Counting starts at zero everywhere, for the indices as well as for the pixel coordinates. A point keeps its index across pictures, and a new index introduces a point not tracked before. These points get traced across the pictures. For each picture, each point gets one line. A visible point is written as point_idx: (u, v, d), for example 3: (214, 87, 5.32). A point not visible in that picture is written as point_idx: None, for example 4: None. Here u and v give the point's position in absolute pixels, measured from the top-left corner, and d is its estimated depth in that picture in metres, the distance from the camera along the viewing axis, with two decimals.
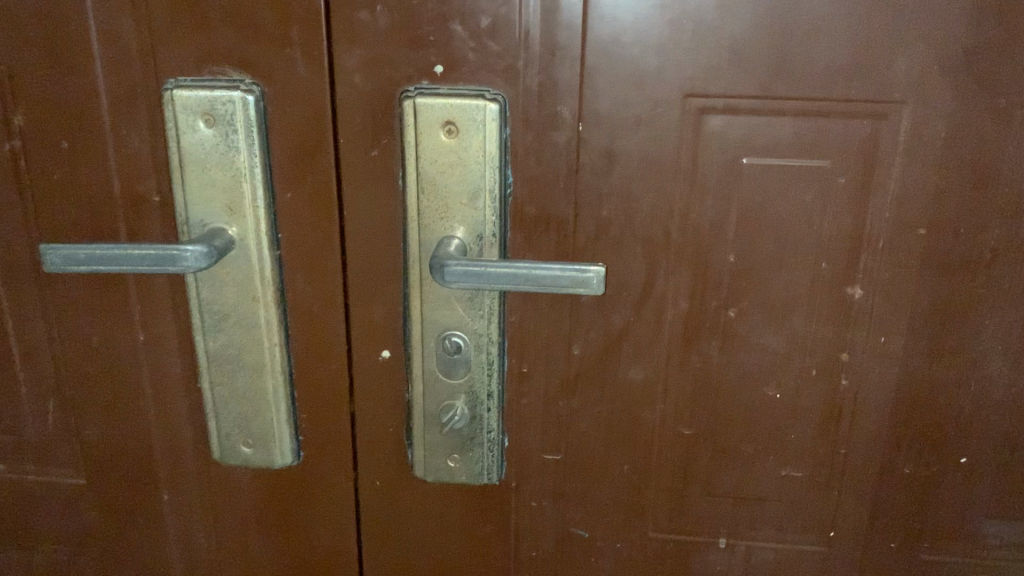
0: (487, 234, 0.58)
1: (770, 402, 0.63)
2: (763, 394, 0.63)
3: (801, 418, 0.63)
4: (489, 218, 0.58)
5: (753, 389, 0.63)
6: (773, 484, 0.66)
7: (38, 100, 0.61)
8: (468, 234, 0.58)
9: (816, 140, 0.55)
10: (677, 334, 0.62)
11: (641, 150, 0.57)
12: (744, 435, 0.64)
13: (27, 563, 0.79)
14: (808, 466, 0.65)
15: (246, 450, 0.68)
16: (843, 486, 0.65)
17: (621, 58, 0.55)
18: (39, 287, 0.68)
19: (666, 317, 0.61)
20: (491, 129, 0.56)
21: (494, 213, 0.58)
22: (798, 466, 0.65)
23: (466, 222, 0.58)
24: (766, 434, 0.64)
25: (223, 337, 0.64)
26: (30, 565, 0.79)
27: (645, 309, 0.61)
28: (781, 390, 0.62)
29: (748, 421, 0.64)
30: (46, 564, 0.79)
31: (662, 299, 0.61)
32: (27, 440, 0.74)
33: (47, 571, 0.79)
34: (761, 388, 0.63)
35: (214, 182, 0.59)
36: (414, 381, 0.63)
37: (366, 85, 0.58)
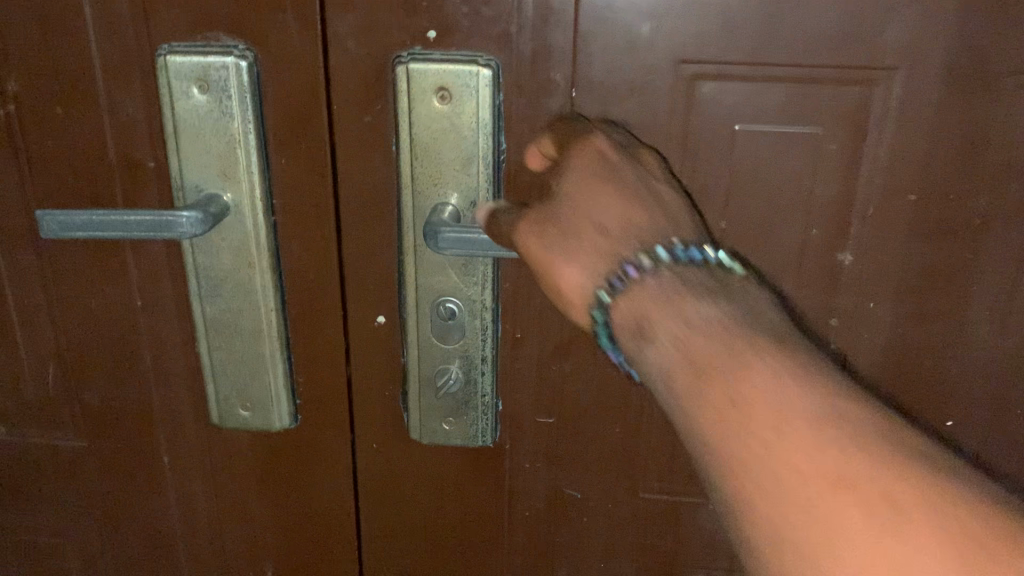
0: (480, 201, 0.59)
1: None
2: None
3: None
4: (482, 186, 0.58)
5: None
6: None
7: (31, 66, 0.61)
8: (462, 200, 0.59)
9: (808, 106, 0.56)
10: None
11: (634, 116, 0.57)
12: None
13: (29, 525, 0.80)
14: None
15: (244, 413, 0.69)
16: None
17: (614, 24, 0.55)
18: (35, 249, 0.68)
19: None
20: (484, 96, 0.56)
21: (487, 180, 0.58)
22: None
23: (460, 190, 0.58)
24: None
25: (220, 302, 0.64)
26: (32, 527, 0.80)
27: None
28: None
29: None
30: (48, 525, 0.80)
31: None
32: (29, 403, 0.74)
33: (49, 531, 0.80)
34: None
35: (208, 148, 0.59)
36: (409, 346, 0.64)
37: (360, 52, 0.58)
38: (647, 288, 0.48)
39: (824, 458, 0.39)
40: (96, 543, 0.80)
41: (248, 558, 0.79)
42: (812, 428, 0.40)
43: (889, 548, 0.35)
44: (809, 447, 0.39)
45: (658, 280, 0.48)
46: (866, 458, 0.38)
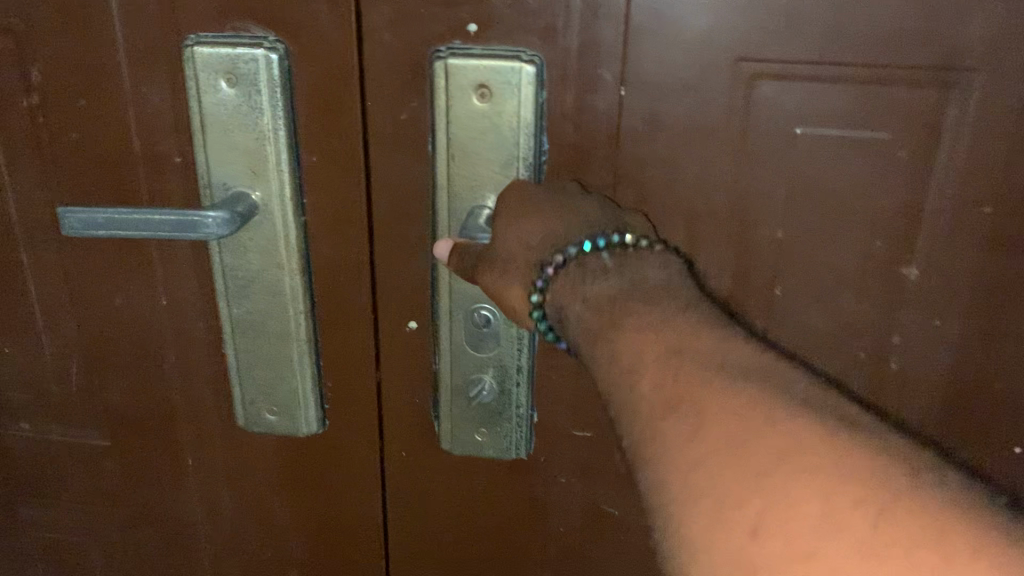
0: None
1: None
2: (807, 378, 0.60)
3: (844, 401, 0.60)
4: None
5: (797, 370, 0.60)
6: None
7: (55, 55, 0.58)
8: None
9: (876, 110, 0.51)
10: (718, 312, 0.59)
11: (686, 117, 0.53)
12: None
13: (52, 523, 0.78)
14: None
15: (271, 417, 0.66)
16: None
17: (667, 18, 0.51)
18: (59, 243, 0.66)
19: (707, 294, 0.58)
20: (526, 94, 0.53)
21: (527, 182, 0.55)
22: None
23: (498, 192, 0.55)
24: None
25: (247, 303, 0.62)
26: (55, 525, 0.78)
27: None
28: (826, 373, 0.59)
29: None
30: (72, 523, 0.78)
31: (703, 276, 0.58)
32: (52, 400, 0.72)
33: (73, 530, 0.79)
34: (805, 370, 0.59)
35: (238, 145, 0.57)
36: (441, 353, 0.61)
37: (396, 45, 0.55)
38: (563, 279, 0.50)
39: (668, 396, 0.41)
40: (118, 544, 0.78)
41: (272, 565, 0.76)
42: (662, 377, 0.42)
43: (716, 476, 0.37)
44: (662, 391, 0.41)
45: (570, 271, 0.50)
46: (691, 386, 0.41)
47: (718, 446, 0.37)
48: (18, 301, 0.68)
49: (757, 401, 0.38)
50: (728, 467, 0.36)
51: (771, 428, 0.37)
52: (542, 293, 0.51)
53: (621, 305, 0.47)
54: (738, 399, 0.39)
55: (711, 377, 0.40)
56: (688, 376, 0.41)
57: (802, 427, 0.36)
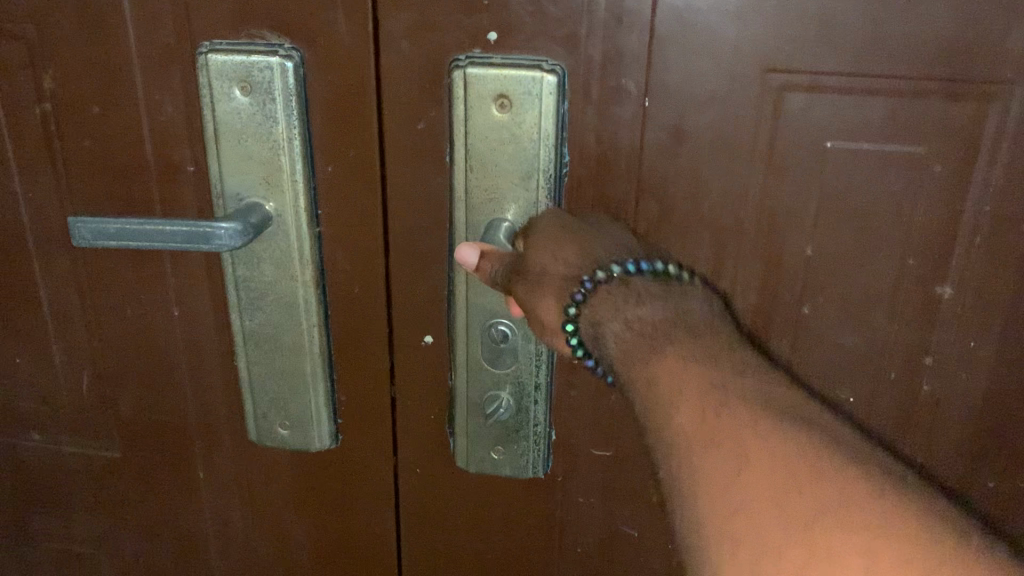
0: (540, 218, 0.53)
1: (842, 406, 0.58)
2: (837, 399, 0.58)
3: (874, 423, 0.58)
4: (543, 202, 0.53)
5: (825, 391, 0.58)
6: None
7: (68, 62, 0.57)
8: (519, 215, 0.53)
9: (910, 123, 0.49)
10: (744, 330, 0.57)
11: (712, 129, 0.51)
12: None
13: (64, 534, 0.77)
14: None
15: (283, 432, 0.65)
16: None
17: (694, 28, 0.49)
18: (71, 253, 0.64)
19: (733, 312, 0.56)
20: (547, 105, 0.51)
21: (548, 196, 0.53)
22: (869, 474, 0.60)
23: (517, 205, 0.53)
24: None
25: (260, 315, 0.60)
26: (67, 536, 0.77)
27: None
28: (855, 394, 0.57)
29: None
30: (83, 535, 0.77)
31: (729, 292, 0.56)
32: (64, 411, 0.71)
33: (84, 542, 0.77)
34: (834, 390, 0.57)
35: (251, 154, 0.55)
36: (457, 369, 0.60)
37: (414, 53, 0.53)
38: (604, 294, 0.47)
39: (709, 435, 0.39)
40: (130, 557, 0.77)
41: None
42: (702, 413, 0.40)
43: (757, 520, 0.35)
44: (702, 429, 0.39)
45: (612, 288, 0.47)
46: (731, 430, 0.38)
47: (760, 489, 0.36)
48: (30, 311, 0.67)
49: (804, 448, 0.36)
50: (766, 509, 0.35)
51: (815, 479, 0.35)
52: (579, 306, 0.47)
53: (664, 331, 0.45)
54: (787, 445, 0.37)
55: (754, 420, 0.38)
56: (732, 414, 0.39)
57: (850, 481, 0.34)
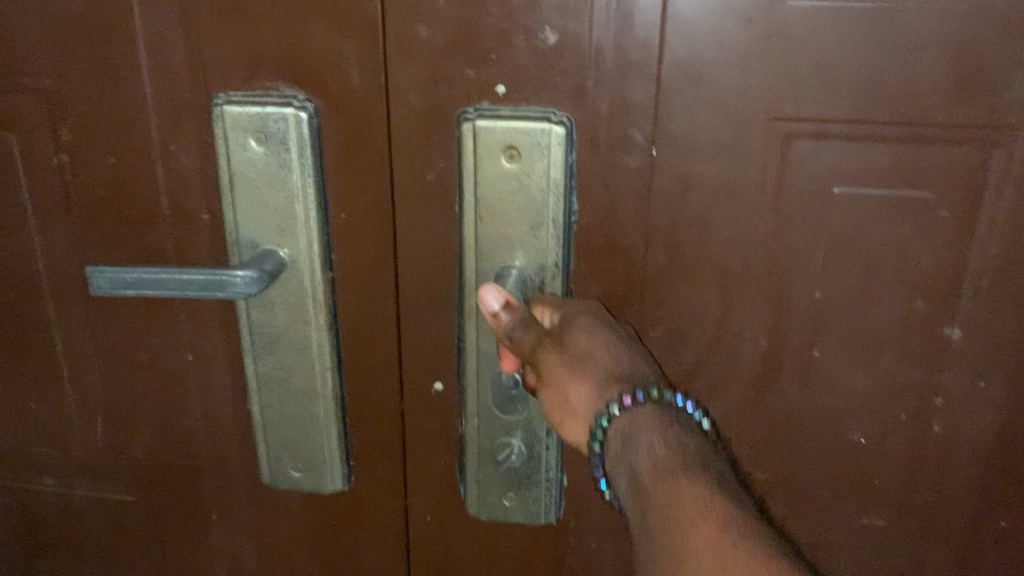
0: (549, 265, 0.54)
1: (854, 447, 0.58)
2: (847, 440, 0.58)
3: (887, 464, 0.58)
4: (553, 248, 0.53)
5: (837, 432, 0.57)
6: (854, 532, 0.61)
7: (83, 114, 0.57)
8: (528, 263, 0.54)
9: (915, 168, 0.50)
10: (755, 373, 0.57)
11: (719, 176, 0.52)
12: (826, 479, 0.59)
13: None
14: (891, 515, 0.59)
15: (296, 474, 0.64)
16: (930, 535, 0.60)
17: (701, 80, 0.50)
18: (84, 303, 0.64)
19: (743, 355, 0.56)
20: (556, 155, 0.51)
21: (557, 242, 0.53)
22: (878, 516, 0.60)
23: (527, 252, 0.53)
24: (850, 478, 0.59)
25: (273, 359, 0.60)
26: None
27: (720, 347, 0.56)
28: (866, 435, 0.57)
29: (829, 464, 0.59)
30: None
31: (739, 335, 0.56)
32: (76, 454, 0.70)
33: None
34: (845, 432, 0.57)
35: (267, 202, 0.56)
36: (469, 416, 0.60)
37: (423, 105, 0.54)
38: (648, 411, 0.44)
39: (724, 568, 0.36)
40: None
41: None
42: (720, 545, 0.37)
43: None
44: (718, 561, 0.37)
45: (660, 410, 0.44)
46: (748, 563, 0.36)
47: None
48: (42, 360, 0.67)
49: None
50: None
51: None
52: (620, 411, 0.44)
53: (705, 465, 0.42)
54: None
55: (768, 560, 0.36)
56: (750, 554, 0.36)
57: None
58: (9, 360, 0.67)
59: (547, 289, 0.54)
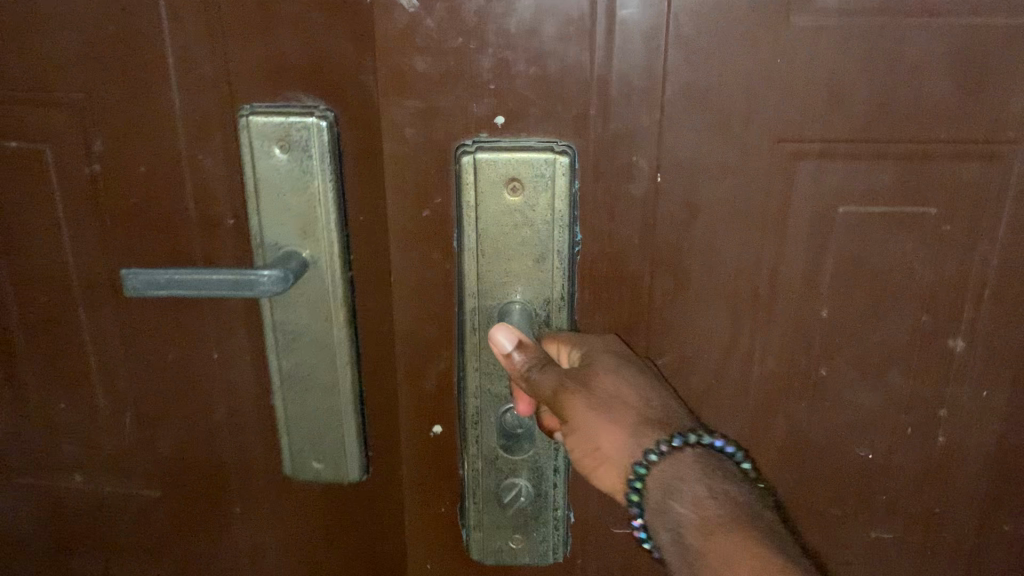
0: (555, 298, 0.53)
1: (862, 464, 0.59)
2: (856, 455, 0.58)
3: (896, 477, 0.59)
4: (558, 281, 0.53)
5: (846, 450, 0.58)
6: (864, 547, 0.61)
7: (116, 126, 0.59)
8: (534, 295, 0.53)
9: (919, 184, 0.51)
10: (764, 394, 0.57)
11: (725, 201, 0.53)
12: (836, 497, 0.60)
13: None
14: (901, 528, 0.60)
15: (318, 465, 0.64)
16: (938, 544, 0.61)
17: (708, 105, 0.50)
18: (115, 308, 0.66)
19: (753, 376, 0.57)
20: (561, 186, 0.51)
21: (562, 275, 0.53)
22: (888, 529, 0.61)
23: (532, 286, 0.53)
24: (859, 494, 0.60)
25: (296, 356, 0.60)
26: None
27: (730, 370, 0.57)
28: (874, 451, 0.58)
29: (839, 482, 0.59)
30: None
31: (749, 357, 0.56)
32: (104, 454, 0.72)
33: None
34: (854, 449, 0.58)
35: (290, 206, 0.56)
36: (473, 458, 0.59)
37: (421, 138, 0.55)
38: (688, 458, 0.44)
39: None
40: None
41: None
42: None
43: None
44: None
45: (699, 456, 0.44)
46: None
47: None
48: (71, 364, 0.68)
49: None
50: None
51: None
52: (659, 457, 0.44)
53: (750, 513, 0.42)
54: None
55: None
56: None
57: None
58: (38, 364, 0.69)
59: (553, 322, 0.54)
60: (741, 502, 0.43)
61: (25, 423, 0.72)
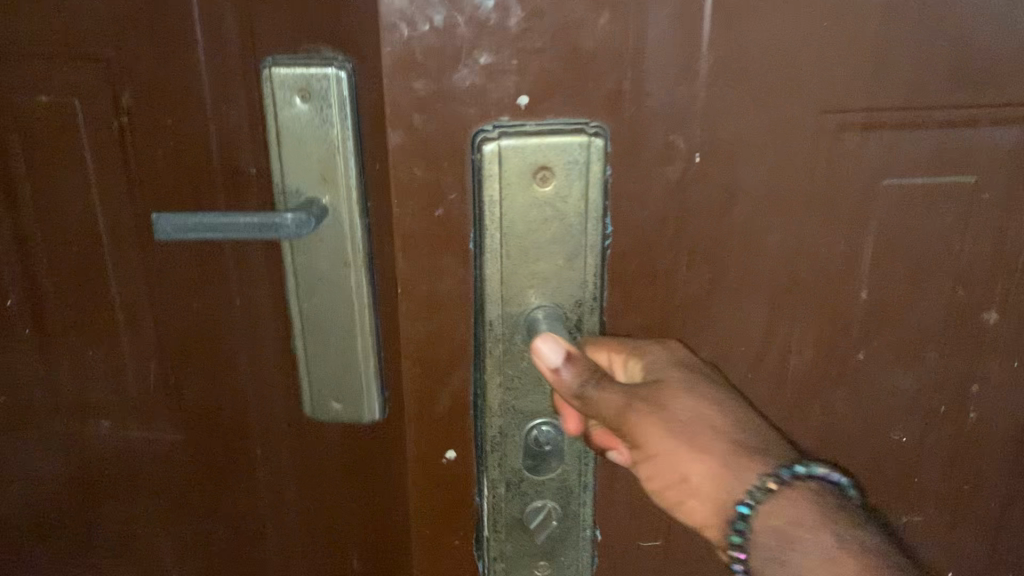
0: (587, 299, 0.45)
1: (895, 448, 0.57)
2: (890, 442, 0.57)
3: (927, 458, 0.58)
4: (591, 280, 0.44)
5: (880, 436, 0.56)
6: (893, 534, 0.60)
7: (142, 76, 0.58)
8: (565, 300, 0.44)
9: (961, 153, 0.49)
10: (800, 386, 0.53)
11: (767, 179, 0.47)
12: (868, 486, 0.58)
13: (123, 531, 0.77)
14: (930, 509, 0.60)
15: (336, 406, 0.59)
16: (963, 521, 0.61)
17: (752, 80, 0.44)
18: (141, 260, 0.66)
19: (790, 370, 0.53)
20: (595, 173, 0.42)
21: (595, 272, 0.44)
22: (915, 514, 0.60)
23: (562, 289, 0.44)
24: (891, 481, 0.58)
25: (317, 299, 0.56)
26: (125, 533, 0.78)
27: (765, 367, 0.52)
28: (908, 435, 0.56)
29: (871, 470, 0.57)
30: (142, 532, 0.77)
31: (785, 354, 0.52)
32: (131, 402, 0.72)
33: (142, 540, 0.78)
34: (888, 435, 0.56)
35: (309, 155, 0.51)
36: (490, 483, 0.49)
37: (430, 128, 0.42)
38: (799, 493, 0.40)
39: None
40: (191, 553, 0.78)
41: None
42: None
43: None
44: None
45: (810, 490, 0.40)
46: None
47: None
48: (98, 313, 0.68)
49: None
50: None
51: None
52: (767, 494, 0.40)
53: (878, 556, 0.38)
54: None
55: None
56: None
57: None
58: (67, 312, 0.69)
59: (585, 329, 0.45)
60: (867, 544, 0.39)
61: (54, 370, 0.72)
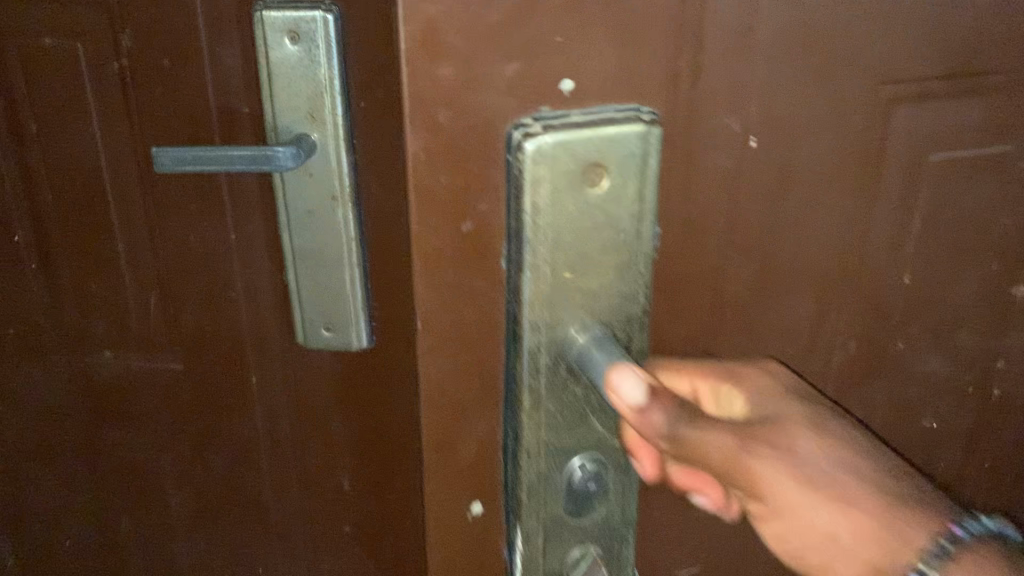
0: (637, 313, 0.40)
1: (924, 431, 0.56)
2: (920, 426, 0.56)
3: (952, 436, 0.57)
4: (642, 290, 0.40)
5: (912, 419, 0.55)
6: None
7: (142, 19, 0.54)
8: (614, 316, 0.40)
9: (1005, 125, 0.47)
10: (840, 377, 0.52)
11: (823, 162, 0.43)
12: None
13: (127, 480, 0.76)
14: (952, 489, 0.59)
15: (326, 333, 0.57)
16: (981, 495, 0.61)
17: (809, 55, 0.40)
18: (142, 207, 0.62)
19: (835, 361, 0.51)
20: (652, 168, 0.38)
21: (644, 283, 0.40)
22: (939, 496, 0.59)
23: (610, 305, 0.40)
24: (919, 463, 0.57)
25: (305, 229, 0.53)
26: (129, 482, 0.76)
27: (810, 361, 0.50)
28: (937, 420, 0.56)
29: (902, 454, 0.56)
30: (146, 482, 0.76)
31: (830, 343, 0.50)
32: (130, 354, 0.69)
33: (146, 489, 0.76)
34: (919, 420, 0.56)
35: (297, 98, 0.49)
36: (530, 537, 0.43)
37: (457, 127, 0.35)
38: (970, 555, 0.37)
39: None
40: (193, 508, 0.76)
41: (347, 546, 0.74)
42: None
43: None
44: None
45: (984, 548, 0.37)
46: None
47: None
48: (98, 261, 0.66)
49: None
50: None
51: None
52: (939, 558, 0.37)
53: None
54: None
55: None
56: None
57: None
58: (68, 258, 0.66)
59: (632, 347, 0.41)
60: None
61: (57, 317, 0.70)
